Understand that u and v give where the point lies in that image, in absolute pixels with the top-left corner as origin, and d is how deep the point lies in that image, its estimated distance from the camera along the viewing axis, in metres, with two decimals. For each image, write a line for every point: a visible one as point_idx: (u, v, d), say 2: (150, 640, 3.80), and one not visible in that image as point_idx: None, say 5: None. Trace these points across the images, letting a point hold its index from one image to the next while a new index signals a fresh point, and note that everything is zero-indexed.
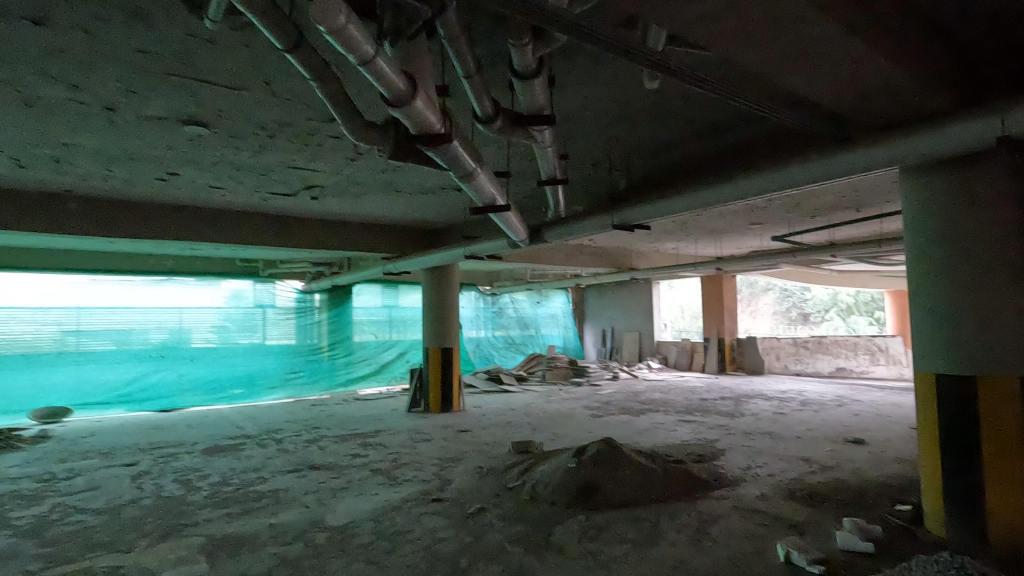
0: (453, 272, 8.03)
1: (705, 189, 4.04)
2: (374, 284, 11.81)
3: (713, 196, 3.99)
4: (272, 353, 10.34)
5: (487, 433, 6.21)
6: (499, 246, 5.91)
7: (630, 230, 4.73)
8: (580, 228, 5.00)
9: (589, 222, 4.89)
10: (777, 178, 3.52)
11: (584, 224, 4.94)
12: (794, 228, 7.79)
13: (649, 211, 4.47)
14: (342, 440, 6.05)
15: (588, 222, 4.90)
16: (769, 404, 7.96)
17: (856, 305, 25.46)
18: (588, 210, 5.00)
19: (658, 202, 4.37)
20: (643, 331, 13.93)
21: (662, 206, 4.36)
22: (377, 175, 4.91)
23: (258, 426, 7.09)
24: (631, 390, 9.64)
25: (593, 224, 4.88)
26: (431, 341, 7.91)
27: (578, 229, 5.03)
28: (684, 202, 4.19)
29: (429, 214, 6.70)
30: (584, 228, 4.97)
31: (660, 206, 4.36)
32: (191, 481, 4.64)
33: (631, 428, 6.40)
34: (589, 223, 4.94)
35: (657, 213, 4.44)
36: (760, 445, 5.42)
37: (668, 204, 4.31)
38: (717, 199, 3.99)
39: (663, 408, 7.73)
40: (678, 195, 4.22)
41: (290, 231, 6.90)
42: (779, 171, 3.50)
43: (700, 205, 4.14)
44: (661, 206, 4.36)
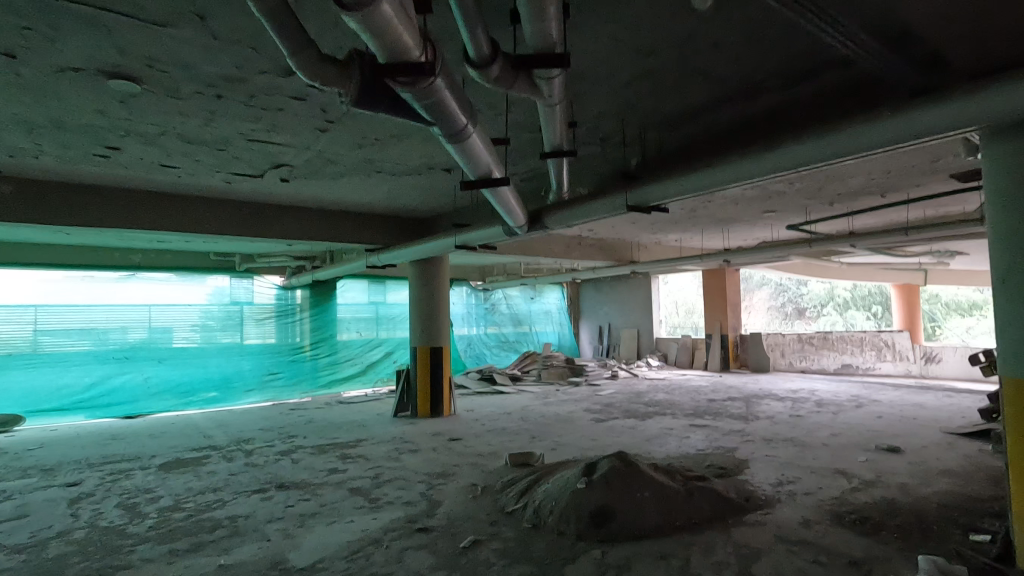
0: (443, 265, 7.41)
1: (737, 162, 3.43)
2: (360, 280, 11.17)
3: (746, 169, 3.40)
4: (249, 353, 9.67)
5: (481, 442, 5.61)
6: (494, 234, 5.30)
7: (646, 213, 4.10)
8: (586, 211, 4.38)
9: (597, 205, 4.27)
10: (835, 143, 2.93)
11: (591, 207, 4.33)
12: (810, 216, 7.22)
13: (668, 189, 3.86)
14: (318, 453, 5.41)
15: (596, 204, 4.29)
16: (783, 406, 7.43)
17: (853, 300, 25.12)
18: (594, 192, 4.39)
19: (679, 178, 3.77)
20: (641, 327, 13.39)
21: (683, 184, 3.77)
22: (353, 151, 4.27)
23: (228, 435, 6.43)
24: (633, 390, 9.08)
25: (601, 208, 4.27)
26: (419, 340, 7.30)
27: (583, 214, 4.42)
28: (711, 177, 3.60)
29: (416, 200, 6.08)
30: (590, 211, 4.36)
31: (681, 183, 3.77)
32: (138, 505, 4.00)
33: (639, 435, 5.82)
34: (596, 206, 4.32)
35: (677, 192, 3.84)
36: (785, 454, 4.87)
37: (690, 180, 3.71)
38: (752, 173, 3.40)
39: (671, 411, 7.17)
40: (703, 169, 3.63)
41: (261, 220, 6.24)
42: (836, 133, 2.91)
43: (730, 180, 3.55)
44: (682, 183, 3.77)
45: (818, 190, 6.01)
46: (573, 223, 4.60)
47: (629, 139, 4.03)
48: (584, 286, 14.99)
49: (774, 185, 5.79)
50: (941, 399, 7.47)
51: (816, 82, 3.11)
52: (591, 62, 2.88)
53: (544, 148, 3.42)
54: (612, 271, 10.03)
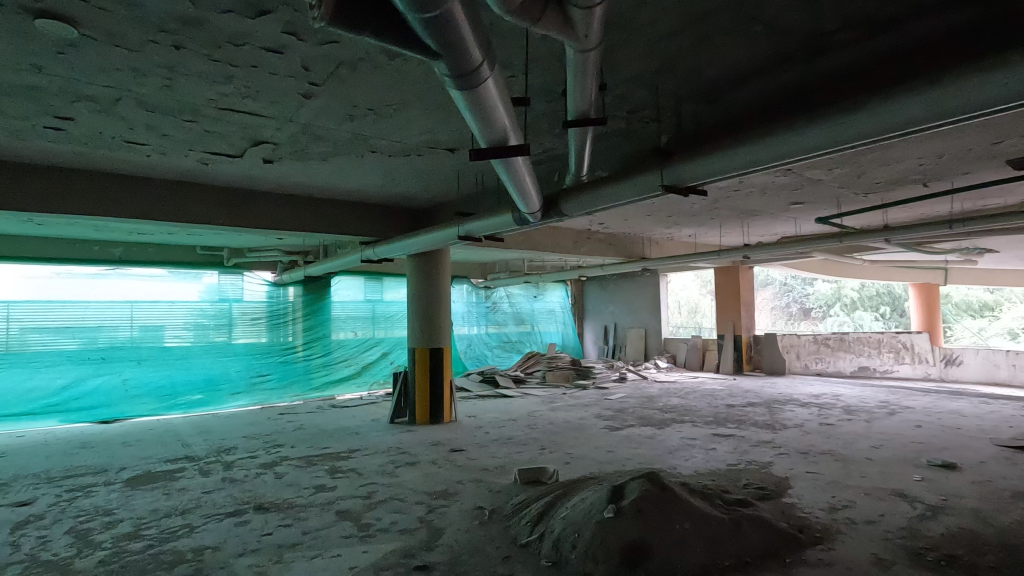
0: (444, 260, 6.87)
1: (803, 133, 2.91)
2: (355, 277, 10.64)
3: (819, 138, 2.86)
4: (236, 354, 9.10)
5: (486, 454, 5.07)
6: (502, 224, 4.75)
7: (684, 195, 3.58)
8: (610, 195, 3.83)
9: (625, 186, 3.73)
10: (945, 97, 2.40)
11: (616, 189, 3.78)
12: (840, 207, 6.70)
13: (713, 166, 3.32)
14: (305, 466, 4.86)
15: (624, 186, 3.74)
16: (808, 413, 6.91)
17: (860, 300, 24.61)
18: (620, 171, 3.83)
19: (727, 152, 3.23)
20: (649, 327, 12.86)
21: (733, 159, 3.23)
22: (342, 125, 3.73)
23: (208, 444, 5.87)
24: (645, 395, 8.54)
25: (629, 190, 3.73)
26: (417, 340, 6.75)
27: (606, 199, 3.87)
28: (769, 149, 3.06)
29: (415, 187, 5.54)
30: (615, 195, 3.81)
31: (729, 158, 3.23)
32: (92, 532, 3.45)
33: (659, 447, 5.29)
34: (621, 189, 3.78)
35: (724, 169, 3.30)
36: (830, 471, 4.33)
37: (743, 154, 3.17)
38: (825, 142, 2.86)
39: (689, 418, 6.64)
40: (759, 140, 3.08)
41: (243, 208, 5.67)
42: (942, 86, 2.39)
43: (794, 152, 3.01)
44: (731, 158, 3.22)
45: (856, 179, 5.48)
46: (594, 208, 4.06)
47: (662, 112, 3.52)
48: (589, 285, 14.46)
49: (811, 173, 5.27)
50: (979, 406, 6.95)
51: (901, 34, 2.62)
52: (633, 4, 2.36)
53: (567, 118, 2.90)
54: (622, 268, 9.50)
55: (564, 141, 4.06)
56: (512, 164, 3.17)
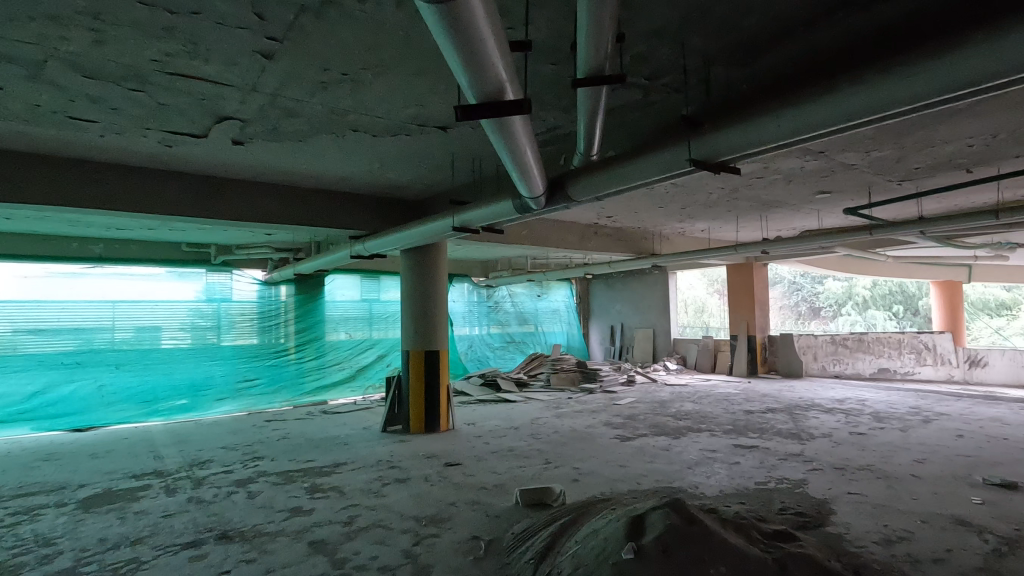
0: (440, 255, 6.37)
1: (867, 89, 2.35)
2: (351, 275, 10.17)
3: (889, 93, 2.31)
4: (221, 358, 8.63)
5: (485, 470, 4.56)
6: (501, 213, 4.20)
7: (717, 172, 3.04)
8: (628, 175, 3.29)
9: (649, 161, 3.18)
10: None
11: (637, 166, 3.23)
12: (871, 197, 6.16)
13: (757, 134, 2.76)
14: (283, 484, 4.35)
15: (647, 161, 3.19)
16: (835, 420, 6.37)
17: (872, 298, 23.93)
18: (642, 145, 3.29)
19: (776, 116, 2.66)
20: (657, 327, 12.33)
21: (783, 124, 2.66)
22: (315, 96, 3.23)
23: (183, 456, 5.38)
24: (657, 400, 8.02)
25: (652, 166, 3.19)
26: (412, 343, 6.26)
27: (623, 179, 3.33)
28: (831, 110, 2.49)
29: (406, 175, 5.04)
30: (636, 174, 3.26)
31: (778, 123, 2.66)
32: (22, 569, 2.95)
33: (677, 461, 4.77)
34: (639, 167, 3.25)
35: (771, 137, 2.74)
36: (874, 493, 3.81)
37: (796, 117, 2.60)
38: (898, 99, 2.31)
39: (706, 427, 6.12)
40: (809, 101, 2.54)
41: (219, 198, 5.16)
42: None
43: (864, 112, 2.43)
44: (781, 124, 2.66)
45: (893, 164, 4.96)
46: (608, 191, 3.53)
47: (690, 77, 3.01)
48: (594, 283, 13.97)
49: (845, 158, 4.74)
50: (1021, 413, 6.40)
51: None
52: None
53: (576, 77, 2.40)
54: (630, 266, 8.99)
55: (571, 116, 3.58)
56: (512, 140, 2.65)
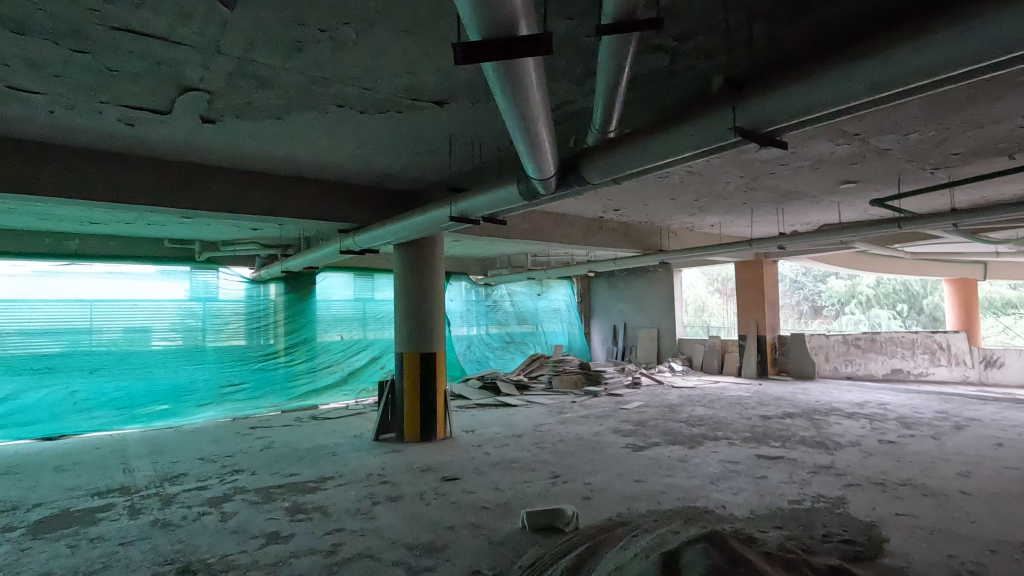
0: (437, 250, 5.93)
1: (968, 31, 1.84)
2: (344, 274, 9.73)
3: (998, 35, 1.80)
4: (204, 361, 8.16)
5: (486, 487, 4.11)
6: (505, 199, 3.73)
7: (764, 144, 2.57)
8: (660, 149, 2.82)
9: (685, 132, 2.69)
10: None
11: (670, 139, 2.76)
12: (900, 187, 5.75)
13: (823, 93, 2.27)
14: (261, 504, 3.90)
15: (683, 132, 2.71)
16: (860, 427, 5.95)
17: (876, 297, 23.47)
18: (678, 114, 2.80)
19: (846, 70, 2.16)
20: (662, 327, 11.92)
21: (856, 80, 2.16)
22: (290, 61, 2.78)
23: (156, 469, 4.92)
24: (665, 404, 7.60)
25: (689, 138, 2.71)
26: (406, 345, 5.80)
27: (654, 155, 2.86)
28: (919, 60, 1.98)
29: (399, 161, 4.60)
30: (668, 149, 2.79)
31: (849, 78, 2.16)
32: None
33: (697, 474, 4.34)
34: (667, 144, 2.79)
35: (841, 96, 2.24)
36: (927, 514, 3.38)
37: (873, 71, 2.09)
38: (1010, 41, 1.80)
39: (723, 435, 5.69)
40: (887, 51, 2.04)
41: (194, 186, 4.68)
42: None
43: (964, 59, 1.92)
44: (855, 79, 2.15)
45: (931, 149, 4.54)
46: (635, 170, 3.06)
47: (733, 31, 2.52)
48: (596, 282, 13.55)
49: (881, 142, 4.31)
50: None
51: None
52: None
53: (602, 22, 1.96)
54: (637, 263, 8.55)
55: (584, 88, 3.15)
56: (525, 96, 2.19)
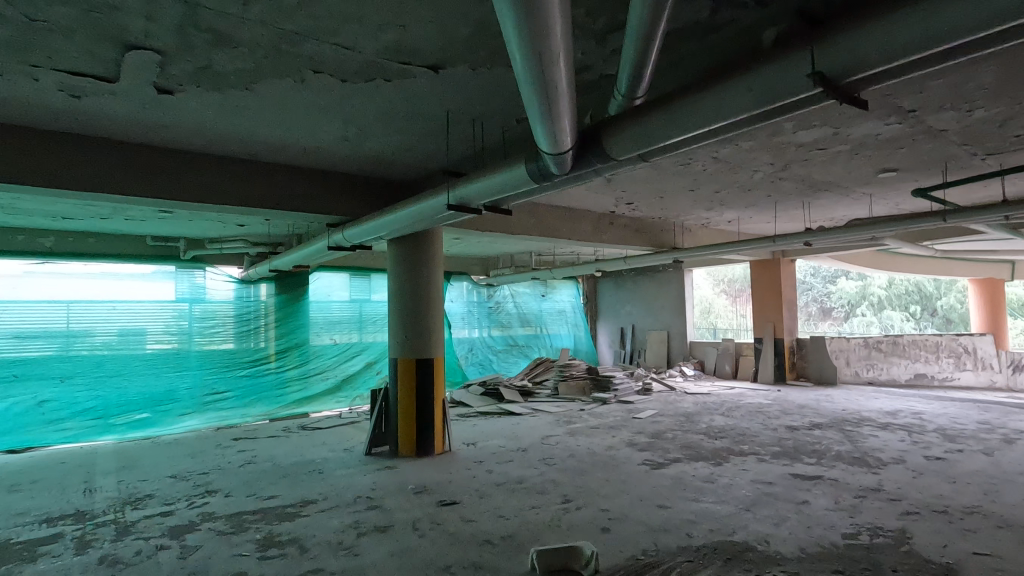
0: (435, 245, 5.42)
1: None
2: (339, 273, 9.25)
3: None
4: (187, 367, 7.66)
5: (488, 515, 3.59)
6: (513, 182, 3.20)
7: (852, 101, 1.98)
8: (708, 110, 2.23)
9: (742, 88, 2.09)
10: None
11: (723, 95, 2.16)
12: (945, 176, 5.22)
13: (943, 22, 1.64)
14: (228, 535, 3.38)
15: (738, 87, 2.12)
16: (899, 440, 5.41)
17: (888, 299, 22.82)
18: (730, 65, 2.22)
19: None
20: (672, 329, 11.41)
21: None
22: (248, 7, 2.27)
23: (121, 489, 4.40)
24: (681, 412, 7.08)
25: (747, 94, 2.10)
26: (400, 350, 5.29)
27: (700, 114, 2.27)
28: None
29: (391, 144, 4.09)
30: (719, 108, 2.20)
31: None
32: None
33: (728, 498, 3.81)
34: (714, 106, 2.21)
35: (971, 23, 1.60)
36: (1011, 554, 2.85)
37: None
38: None
39: (748, 450, 5.16)
40: None
41: (160, 172, 4.15)
42: None
43: None
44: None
45: (991, 130, 4.01)
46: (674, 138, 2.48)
47: None
48: (603, 282, 13.05)
49: (938, 120, 3.78)
50: None
51: None
52: None
53: None
54: (649, 261, 8.03)
55: (606, 47, 2.63)
56: (543, 43, 1.64)
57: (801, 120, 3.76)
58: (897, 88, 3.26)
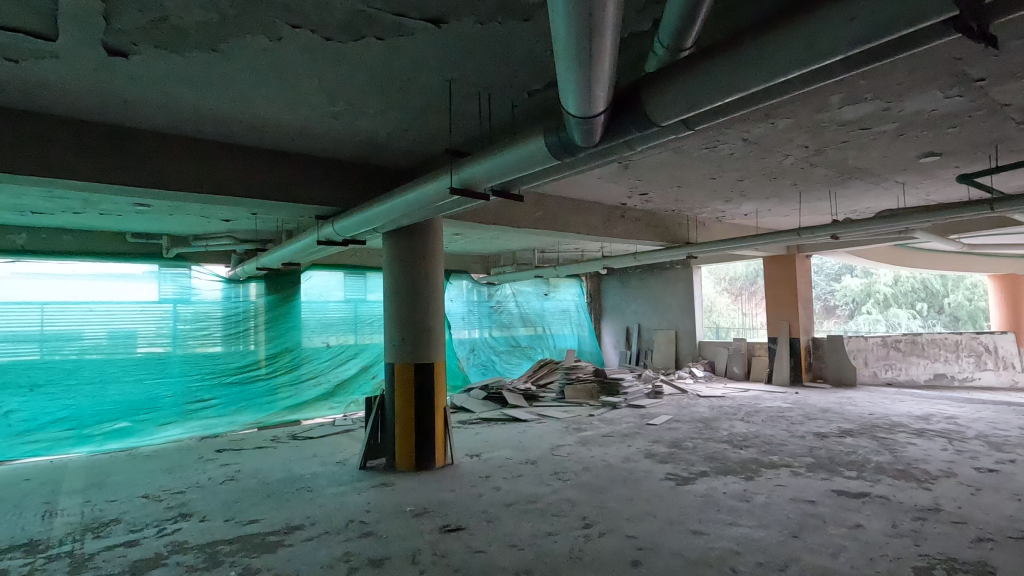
0: (435, 239, 4.96)
1: None
2: (332, 272, 8.80)
3: None
4: (168, 373, 7.17)
5: (498, 543, 3.13)
6: (530, 158, 2.73)
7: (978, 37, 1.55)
8: (789, 54, 1.73)
9: (841, 19, 1.58)
10: None
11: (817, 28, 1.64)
12: (992, 160, 4.77)
13: None
14: (197, 572, 2.91)
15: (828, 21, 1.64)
16: (941, 450, 4.96)
17: (894, 296, 22.36)
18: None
19: None
20: (680, 329, 10.97)
21: None
22: None
23: (84, 513, 3.92)
24: (698, 418, 6.64)
25: (850, 28, 1.59)
26: (397, 354, 4.83)
27: (779, 58, 1.76)
28: None
29: (385, 123, 3.63)
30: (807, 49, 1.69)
31: None
32: None
33: (770, 521, 3.36)
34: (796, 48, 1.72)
35: None
36: None
37: None
38: None
39: (780, 462, 4.70)
40: None
41: (125, 155, 3.67)
42: None
43: None
44: None
45: None
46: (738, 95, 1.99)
47: None
48: (608, 280, 12.60)
49: (1006, 91, 3.33)
50: None
51: None
52: None
53: None
54: (661, 257, 7.58)
55: None
56: None
57: (852, 94, 3.30)
58: (974, 50, 2.79)
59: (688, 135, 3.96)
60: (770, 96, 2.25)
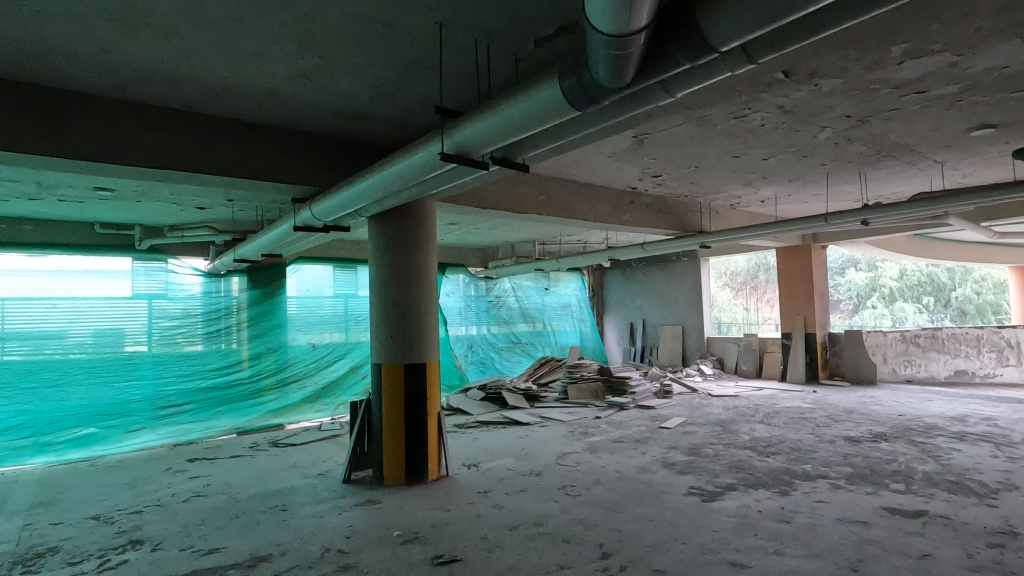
0: (427, 224, 4.42)
1: None
2: (320, 265, 8.27)
3: None
4: (139, 374, 6.59)
5: None
6: (540, 111, 2.19)
7: None
8: None
9: None
10: None
11: None
12: None
13: None
14: None
15: None
16: (990, 457, 4.45)
17: (900, 290, 21.78)
18: None
19: None
20: (687, 324, 10.47)
21: None
22: None
23: (20, 539, 3.38)
24: (715, 421, 6.13)
25: None
26: (385, 353, 4.30)
27: None
28: None
29: (365, 82, 3.08)
30: None
31: None
32: None
33: (821, 550, 2.84)
34: None
35: None
36: None
37: None
38: None
39: (814, 472, 4.19)
40: None
41: (61, 122, 3.12)
42: None
43: None
44: None
45: None
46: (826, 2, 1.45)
47: None
48: (610, 274, 12.08)
49: None
50: None
51: None
52: None
53: None
54: (671, 247, 7.07)
55: None
56: None
57: (919, 43, 2.77)
58: None
59: (717, 100, 3.42)
60: (856, 16, 1.70)
